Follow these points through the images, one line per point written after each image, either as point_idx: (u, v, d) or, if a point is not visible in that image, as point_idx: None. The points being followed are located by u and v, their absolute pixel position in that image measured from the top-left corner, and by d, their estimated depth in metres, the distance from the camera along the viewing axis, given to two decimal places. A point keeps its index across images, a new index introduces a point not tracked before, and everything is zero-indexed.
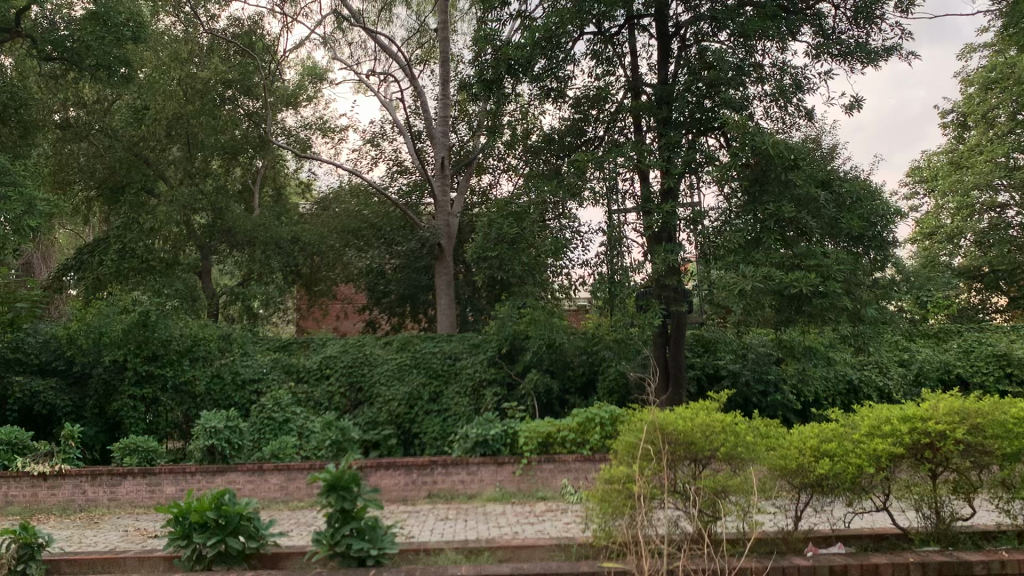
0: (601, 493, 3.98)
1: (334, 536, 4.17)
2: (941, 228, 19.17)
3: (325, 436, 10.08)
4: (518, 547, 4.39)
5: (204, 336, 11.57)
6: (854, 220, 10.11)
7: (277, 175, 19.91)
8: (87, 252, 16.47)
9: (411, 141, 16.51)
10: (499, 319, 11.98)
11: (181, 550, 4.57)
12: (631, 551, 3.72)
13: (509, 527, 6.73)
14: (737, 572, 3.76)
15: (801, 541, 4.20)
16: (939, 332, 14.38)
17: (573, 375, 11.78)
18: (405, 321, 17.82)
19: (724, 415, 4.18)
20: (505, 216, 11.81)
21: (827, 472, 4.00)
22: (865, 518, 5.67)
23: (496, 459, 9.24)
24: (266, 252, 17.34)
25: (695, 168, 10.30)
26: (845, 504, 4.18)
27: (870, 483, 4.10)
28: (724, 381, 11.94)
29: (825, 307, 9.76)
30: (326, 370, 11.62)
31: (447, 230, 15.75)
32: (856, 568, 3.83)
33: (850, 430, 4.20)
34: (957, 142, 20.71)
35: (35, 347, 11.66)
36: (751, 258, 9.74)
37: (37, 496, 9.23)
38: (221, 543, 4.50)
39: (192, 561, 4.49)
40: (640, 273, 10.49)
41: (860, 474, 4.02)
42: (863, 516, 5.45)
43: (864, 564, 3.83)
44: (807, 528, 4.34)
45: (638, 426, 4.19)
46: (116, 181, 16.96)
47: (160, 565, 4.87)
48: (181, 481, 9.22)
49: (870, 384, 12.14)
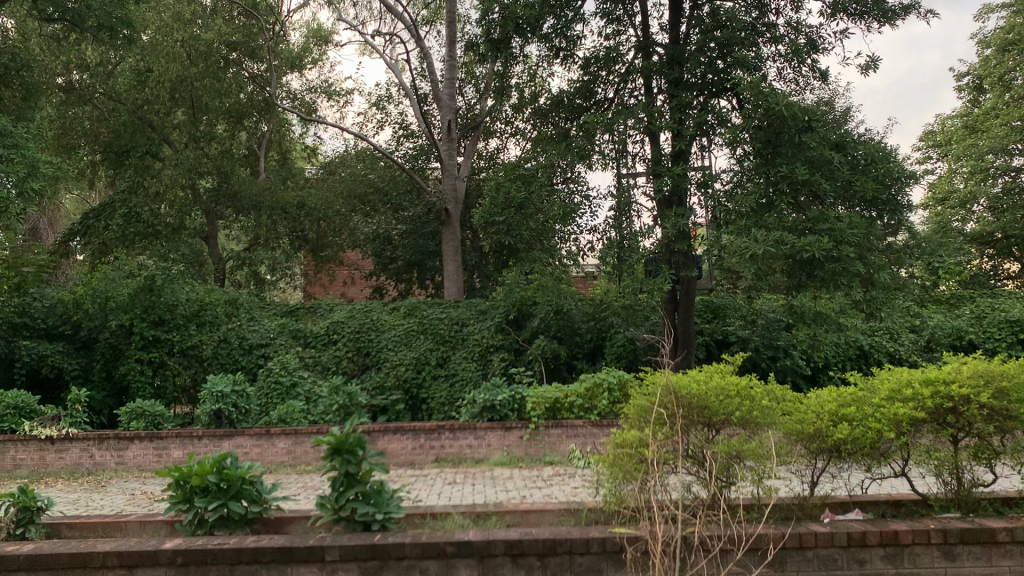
0: (613, 458, 3.88)
1: (339, 500, 4.01)
2: (954, 194, 18.93)
3: (333, 401, 10.01)
4: (528, 511, 4.25)
5: (210, 301, 11.63)
6: (866, 183, 9.95)
7: (283, 139, 19.76)
8: (93, 217, 16.43)
9: (417, 105, 16.26)
10: (507, 285, 11.89)
11: (182, 516, 4.16)
12: (643, 517, 3.59)
13: (516, 491, 6.70)
14: (753, 540, 3.65)
15: (818, 507, 4.09)
16: (951, 299, 14.25)
17: (581, 341, 11.64)
18: (412, 286, 17.73)
19: (740, 379, 4.08)
20: (513, 179, 11.74)
21: (844, 437, 3.86)
22: (882, 484, 5.59)
23: (504, 424, 9.18)
24: (272, 218, 17.25)
25: (706, 130, 10.08)
26: (864, 470, 4.05)
27: (890, 450, 3.96)
28: (733, 347, 11.84)
29: (837, 272, 9.61)
30: (333, 336, 11.58)
31: (454, 195, 15.58)
32: (876, 535, 3.71)
33: (869, 393, 4.07)
34: (972, 105, 20.35)
35: (43, 312, 11.69)
36: (764, 222, 9.55)
37: (45, 460, 9.22)
38: (223, 508, 4.07)
39: (194, 526, 4.07)
40: (649, 238, 10.36)
41: (880, 439, 3.88)
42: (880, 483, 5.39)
43: (884, 531, 3.70)
44: (824, 494, 4.22)
45: (650, 390, 4.09)
46: (119, 146, 16.75)
47: (161, 530, 4.39)
48: (187, 445, 9.20)
49: (881, 350, 12.04)
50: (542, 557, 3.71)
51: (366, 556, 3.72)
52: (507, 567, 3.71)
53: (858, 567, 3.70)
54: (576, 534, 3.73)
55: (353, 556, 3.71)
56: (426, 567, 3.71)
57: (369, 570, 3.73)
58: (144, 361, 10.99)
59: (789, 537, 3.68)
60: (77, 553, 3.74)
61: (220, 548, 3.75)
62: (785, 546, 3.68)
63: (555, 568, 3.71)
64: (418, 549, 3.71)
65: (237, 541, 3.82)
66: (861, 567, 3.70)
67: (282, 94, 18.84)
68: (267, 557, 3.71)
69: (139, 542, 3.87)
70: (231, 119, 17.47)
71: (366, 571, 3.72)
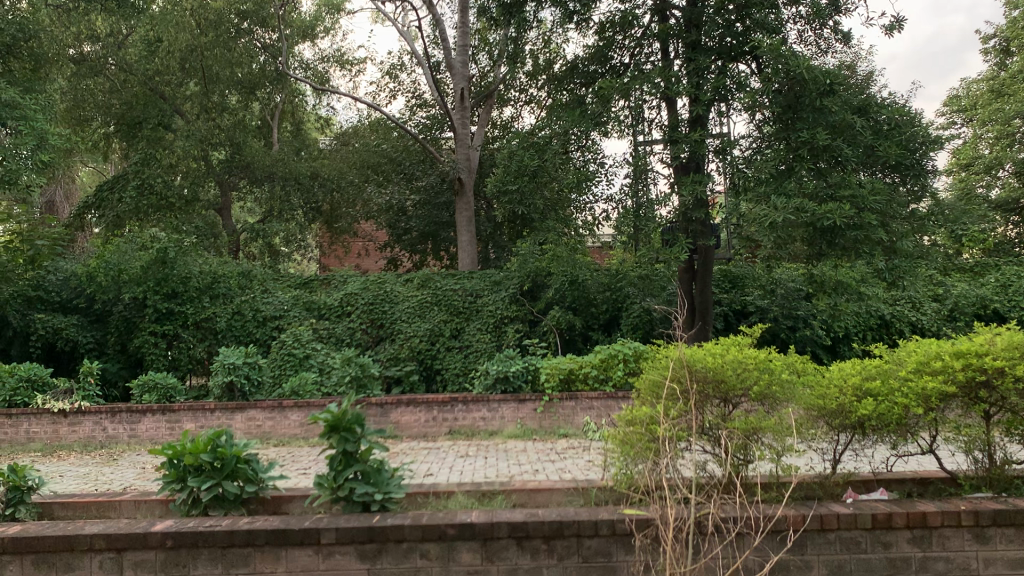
0: (623, 436, 3.72)
1: (336, 479, 3.70)
2: (979, 159, 18.51)
3: (345, 372, 9.84)
4: (535, 490, 4.06)
5: (223, 273, 11.54)
6: (890, 148, 9.67)
7: (296, 109, 19.60)
8: (107, 188, 15.90)
9: (430, 73, 15.97)
10: (521, 255, 11.70)
11: (176, 495, 3.79)
12: (654, 498, 3.40)
13: (530, 465, 6.58)
14: (772, 523, 3.43)
15: (841, 486, 3.89)
16: (976, 267, 13.95)
17: (597, 313, 11.49)
18: (427, 257, 17.57)
19: (758, 352, 3.89)
20: (528, 148, 11.56)
21: (869, 414, 3.67)
22: (910, 461, 5.40)
23: (518, 396, 9.04)
24: (285, 189, 17.33)
25: (724, 95, 9.85)
26: (891, 448, 3.85)
27: (918, 427, 3.76)
28: (752, 317, 11.62)
29: (859, 241, 9.36)
30: (347, 307, 11.45)
31: (468, 164, 15.36)
32: (903, 516, 3.47)
33: (896, 366, 3.87)
34: (999, 68, 19.81)
35: (57, 286, 11.63)
36: (784, 189, 9.28)
37: (59, 432, 9.21)
38: (218, 488, 3.70)
39: (188, 507, 3.72)
40: (666, 206, 10.13)
41: (908, 415, 3.69)
42: (907, 461, 5.22)
43: (912, 513, 3.47)
44: (847, 471, 4.03)
45: (663, 364, 3.92)
46: (132, 118, 16.43)
47: (157, 509, 3.90)
48: (200, 418, 9.15)
49: (903, 319, 11.81)
50: (548, 540, 3.48)
51: (364, 538, 3.43)
52: (512, 551, 3.46)
53: (883, 550, 3.47)
54: (583, 516, 3.51)
55: (351, 538, 3.43)
56: (426, 550, 3.45)
57: (367, 554, 3.44)
58: (158, 334, 10.93)
59: (810, 519, 3.46)
60: (62, 536, 3.42)
61: (212, 529, 3.44)
62: (806, 528, 3.46)
63: (562, 552, 3.47)
64: (418, 531, 3.44)
65: (230, 523, 3.52)
66: (886, 551, 3.47)
67: (294, 64, 18.61)
68: (260, 539, 3.42)
69: (127, 523, 3.55)
70: (243, 89, 17.30)
71: (364, 555, 3.44)
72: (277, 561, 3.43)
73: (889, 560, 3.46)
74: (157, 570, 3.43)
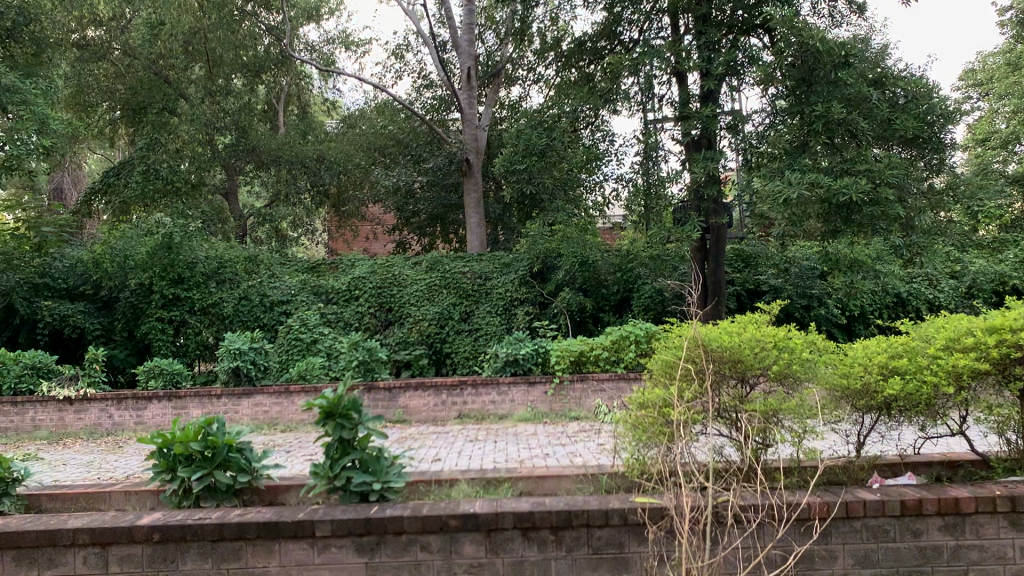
0: (635, 419, 3.54)
1: (332, 468, 3.55)
2: (996, 134, 18.16)
3: (352, 357, 9.60)
4: (543, 477, 3.88)
5: (229, 258, 11.41)
6: (907, 121, 9.36)
7: (302, 92, 19.44)
8: (114, 173, 15.74)
9: (436, 53, 15.67)
10: (530, 236, 11.53)
11: (167, 486, 3.65)
12: (666, 486, 3.23)
13: (540, 448, 6.43)
14: (794, 512, 3.25)
15: (866, 471, 3.69)
16: (993, 243, 13.69)
17: (608, 293, 11.33)
18: (436, 241, 17.41)
19: (777, 330, 3.70)
20: (536, 126, 11.34)
21: (896, 394, 3.45)
22: (939, 443, 5.20)
23: (527, 379, 8.89)
24: (292, 172, 17.15)
25: (737, 69, 9.64)
26: (918, 430, 3.64)
27: (946, 407, 3.55)
28: (765, 296, 11.42)
29: (876, 216, 9.10)
30: (354, 291, 11.28)
31: (476, 145, 15.10)
32: (933, 502, 3.29)
33: (924, 343, 3.66)
34: (1016, 40, 19.42)
35: (63, 272, 11.47)
36: (798, 164, 9.07)
37: (65, 421, 9.12)
38: (209, 478, 3.55)
39: (178, 498, 3.57)
40: (678, 184, 9.92)
41: (937, 395, 3.48)
42: (936, 443, 5.02)
43: (943, 499, 3.28)
44: (873, 455, 3.82)
45: (676, 344, 3.75)
46: (136, 103, 16.18)
47: (149, 501, 3.75)
48: (206, 404, 9.03)
49: (919, 297, 11.59)
50: (556, 531, 3.31)
51: (361, 531, 3.28)
52: (518, 543, 3.31)
53: (913, 539, 3.29)
54: (592, 505, 3.35)
55: (347, 531, 3.28)
56: (426, 543, 3.30)
57: (365, 547, 3.29)
58: (165, 320, 10.79)
59: (834, 507, 3.28)
60: (43, 531, 3.28)
61: (201, 522, 3.30)
62: (831, 517, 3.28)
63: (571, 543, 3.31)
64: (418, 522, 3.29)
65: (221, 515, 3.38)
66: (916, 540, 3.29)
67: (299, 46, 18.40)
68: (252, 533, 3.28)
69: (113, 516, 3.41)
70: (248, 74, 17.40)
71: (362, 548, 3.29)
72: (270, 555, 3.29)
73: (919, 549, 3.29)
74: (144, 565, 3.29)
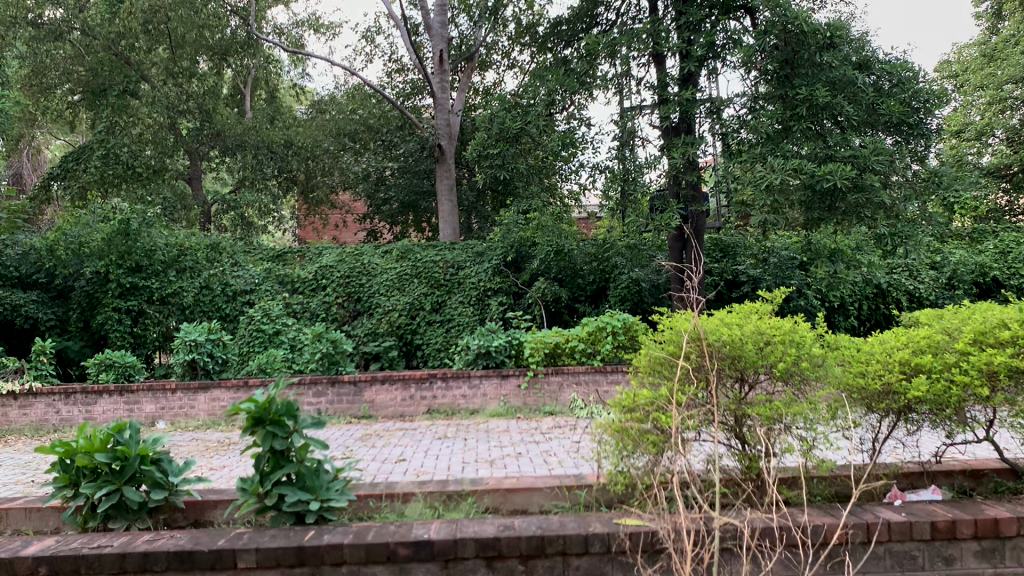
0: (619, 424, 3.14)
1: (263, 484, 3.15)
2: (970, 125, 17.77)
3: (316, 349, 9.06)
4: (512, 490, 3.48)
5: (190, 245, 10.67)
6: (892, 106, 8.99)
7: (270, 76, 18.82)
8: (72, 158, 15.04)
9: (408, 35, 15.05)
10: (504, 225, 10.93)
11: (68, 503, 3.25)
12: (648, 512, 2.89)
13: (514, 447, 6.01)
14: (805, 539, 2.89)
15: (884, 485, 3.35)
16: (973, 235, 13.40)
17: (584, 283, 10.89)
18: (408, 229, 16.90)
19: (786, 320, 3.29)
20: (510, 110, 10.83)
21: (923, 394, 3.08)
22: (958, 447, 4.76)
23: (500, 372, 8.43)
24: (257, 157, 16.56)
25: (718, 51, 9.22)
26: (945, 436, 3.29)
27: (976, 412, 3.18)
28: (745, 286, 11.05)
29: (860, 204, 8.71)
30: (322, 281, 10.74)
31: (448, 130, 14.55)
32: (970, 525, 2.99)
33: (950, 336, 3.30)
34: (991, 32, 19.22)
35: (15, 260, 10.67)
36: (780, 150, 8.67)
37: (8, 416, 8.55)
38: (117, 495, 3.18)
39: (83, 519, 3.22)
40: (656, 170, 9.50)
41: (968, 397, 3.11)
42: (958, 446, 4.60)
43: (981, 520, 2.98)
44: (890, 463, 3.48)
45: (670, 335, 3.34)
46: (97, 85, 15.26)
47: (51, 521, 3.38)
48: (160, 399, 8.50)
49: (900, 287, 11.28)
50: (526, 560, 2.97)
51: (293, 562, 2.91)
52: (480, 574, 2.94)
53: (945, 567, 2.98)
54: (570, 530, 2.99)
55: (275, 562, 2.91)
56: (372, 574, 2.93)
57: None
58: (122, 310, 10.19)
59: (855, 530, 2.97)
60: None
61: (98, 552, 2.92)
62: (851, 543, 2.96)
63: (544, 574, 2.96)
64: (361, 552, 2.92)
65: (124, 543, 3.01)
66: (948, 567, 2.98)
67: (266, 28, 17.79)
68: (160, 564, 2.90)
69: None
70: (215, 56, 16.65)
71: None
72: None
73: None
74: None
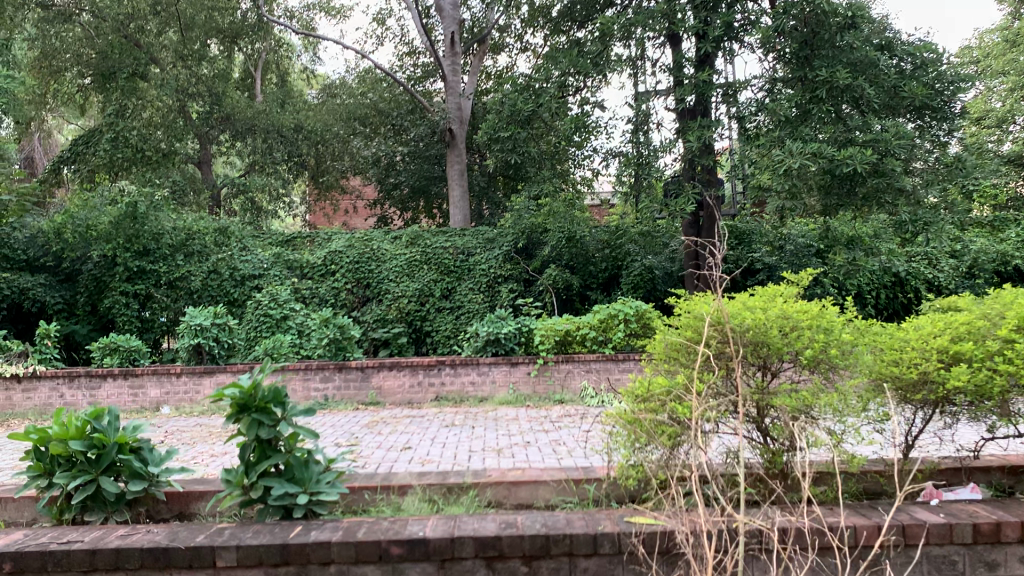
0: (630, 415, 2.97)
1: (247, 476, 3.00)
2: (992, 112, 17.34)
3: (323, 335, 8.89)
4: (518, 482, 3.32)
5: (198, 229, 10.52)
6: (916, 88, 8.69)
7: (280, 60, 18.62)
8: (82, 141, 14.96)
9: (418, 17, 14.77)
10: (515, 210, 10.72)
11: (43, 493, 3.12)
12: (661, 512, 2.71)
13: (523, 436, 5.83)
14: (825, 541, 2.71)
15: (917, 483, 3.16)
16: (995, 223, 13.07)
17: (596, 270, 10.70)
18: (418, 215, 16.74)
19: (811, 304, 3.10)
20: (522, 92, 10.60)
21: (962, 384, 2.88)
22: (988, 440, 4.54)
23: (510, 359, 8.26)
24: (267, 141, 15.99)
25: (735, 31, 9.00)
26: (985, 430, 3.09)
27: (1020, 406, 2.97)
28: (760, 274, 10.81)
29: (880, 189, 8.43)
30: (331, 267, 10.55)
31: (459, 114, 14.31)
32: (1014, 528, 2.80)
33: (991, 324, 3.09)
34: (1013, 17, 18.76)
35: (23, 243, 10.57)
36: (799, 134, 8.40)
37: (12, 400, 8.49)
38: (93, 486, 3.05)
39: (58, 510, 3.10)
40: (671, 153, 9.26)
41: (1009, 388, 2.91)
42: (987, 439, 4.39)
43: None
44: (924, 459, 3.29)
45: (690, 320, 3.15)
46: (106, 68, 14.98)
47: (27, 510, 3.28)
48: (164, 384, 8.34)
49: (919, 276, 10.98)
50: (530, 561, 2.79)
51: (277, 560, 2.75)
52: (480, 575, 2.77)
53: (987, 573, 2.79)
54: (578, 529, 2.82)
55: (257, 560, 2.75)
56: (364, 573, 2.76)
57: None
58: (129, 294, 10.09)
59: (889, 532, 2.78)
60: None
61: (67, 548, 2.79)
62: (882, 545, 2.78)
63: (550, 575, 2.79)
64: (350, 550, 2.76)
65: (97, 538, 2.88)
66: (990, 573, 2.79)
67: (277, 11, 17.59)
68: (133, 561, 2.77)
69: None
70: (225, 39, 16.45)
71: None
72: None
73: None
74: None
